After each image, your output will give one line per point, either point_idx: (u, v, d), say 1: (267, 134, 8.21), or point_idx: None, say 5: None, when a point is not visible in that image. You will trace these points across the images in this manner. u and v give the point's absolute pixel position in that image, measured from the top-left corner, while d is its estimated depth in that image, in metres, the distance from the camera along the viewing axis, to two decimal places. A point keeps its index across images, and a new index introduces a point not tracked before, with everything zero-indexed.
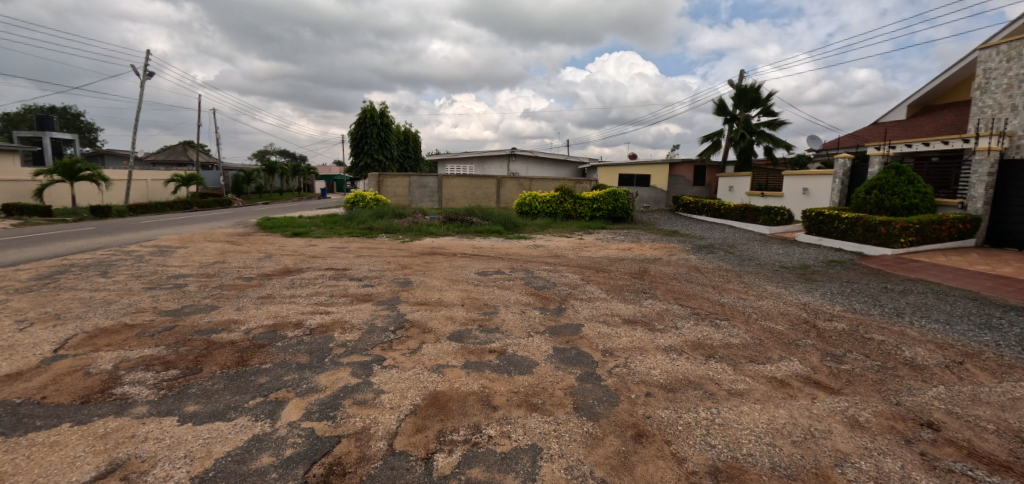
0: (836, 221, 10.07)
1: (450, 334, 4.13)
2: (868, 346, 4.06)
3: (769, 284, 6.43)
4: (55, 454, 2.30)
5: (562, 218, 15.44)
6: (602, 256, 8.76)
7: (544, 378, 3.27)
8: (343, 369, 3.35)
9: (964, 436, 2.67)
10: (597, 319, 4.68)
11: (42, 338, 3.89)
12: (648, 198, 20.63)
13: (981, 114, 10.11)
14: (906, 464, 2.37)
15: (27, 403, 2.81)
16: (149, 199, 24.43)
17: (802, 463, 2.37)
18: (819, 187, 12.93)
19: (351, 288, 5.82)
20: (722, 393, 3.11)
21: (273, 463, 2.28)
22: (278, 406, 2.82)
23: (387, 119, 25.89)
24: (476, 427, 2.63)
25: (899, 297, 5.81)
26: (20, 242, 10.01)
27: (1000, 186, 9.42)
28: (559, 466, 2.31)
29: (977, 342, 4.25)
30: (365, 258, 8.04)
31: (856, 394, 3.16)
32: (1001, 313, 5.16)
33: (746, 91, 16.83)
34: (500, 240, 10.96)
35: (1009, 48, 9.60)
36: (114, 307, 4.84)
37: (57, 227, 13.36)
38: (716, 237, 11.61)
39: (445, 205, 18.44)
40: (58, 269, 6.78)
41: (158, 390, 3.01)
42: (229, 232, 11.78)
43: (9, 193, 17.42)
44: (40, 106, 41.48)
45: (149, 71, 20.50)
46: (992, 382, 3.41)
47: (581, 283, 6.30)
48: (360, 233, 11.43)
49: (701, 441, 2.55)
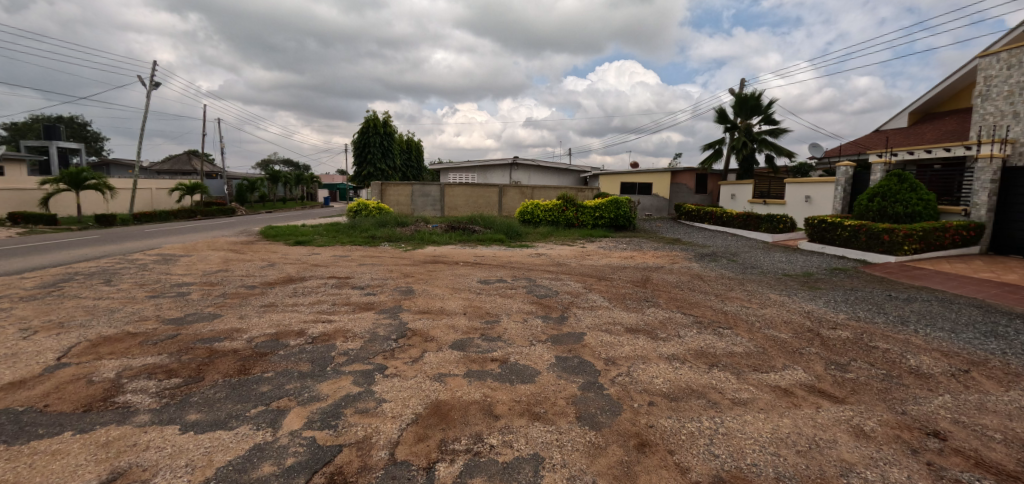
0: (838, 229, 10.05)
1: (452, 342, 4.15)
2: (873, 356, 4.02)
3: (772, 292, 6.40)
4: (58, 463, 2.30)
5: (564, 226, 15.46)
6: (605, 264, 8.79)
7: (546, 387, 3.26)
8: (345, 377, 3.35)
9: (972, 445, 2.63)
10: (600, 328, 4.65)
11: (46, 346, 3.91)
12: (650, 206, 20.86)
13: (983, 122, 10.13)
14: (913, 474, 2.35)
15: (29, 411, 2.82)
16: (153, 207, 24.64)
17: (806, 473, 2.35)
18: (821, 195, 12.93)
19: (353, 296, 5.85)
20: (725, 402, 3.09)
21: (274, 472, 2.28)
22: (279, 415, 2.82)
23: (390, 128, 26.14)
24: (477, 436, 2.62)
25: (903, 305, 5.78)
26: (30, 249, 10.22)
27: (1004, 193, 9.35)
28: (561, 475, 2.29)
29: (982, 350, 4.21)
30: (368, 267, 8.07)
31: (860, 403, 3.13)
32: (1006, 321, 5.10)
33: (747, 99, 16.89)
34: (502, 248, 11.03)
35: (1008, 56, 9.64)
36: (118, 315, 4.86)
37: (74, 234, 13.93)
38: (719, 245, 11.62)
39: (447, 213, 18.48)
40: (63, 277, 6.83)
41: (160, 398, 3.00)
42: (232, 240, 11.86)
43: (15, 202, 17.56)
44: (48, 117, 42.13)
45: (154, 82, 20.90)
46: (999, 390, 3.38)
47: (583, 291, 6.27)
48: (363, 242, 11.50)
49: (705, 451, 2.52)
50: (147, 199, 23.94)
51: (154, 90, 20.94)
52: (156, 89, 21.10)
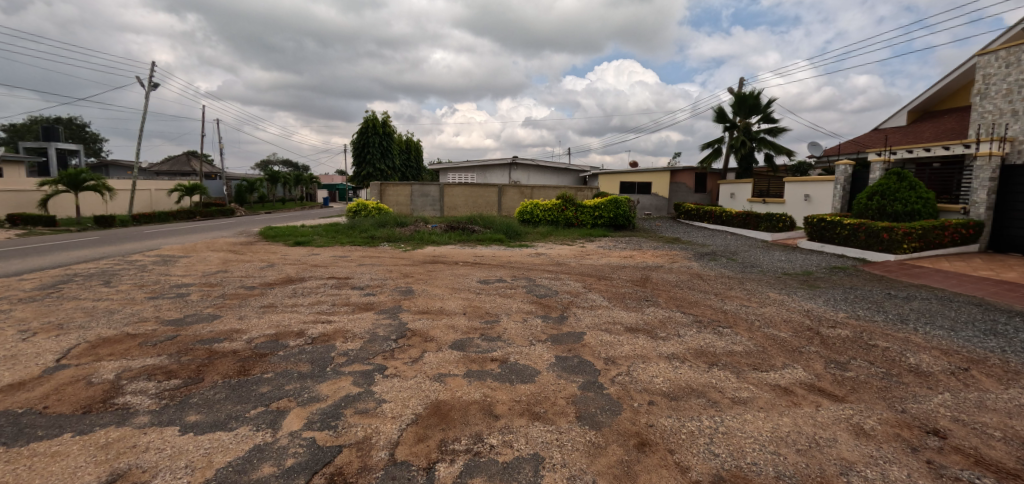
0: (838, 228, 10.05)
1: (452, 342, 4.14)
2: (872, 354, 4.02)
3: (771, 291, 6.41)
4: (57, 465, 2.30)
5: (564, 225, 15.46)
6: (604, 263, 8.80)
7: (546, 387, 3.25)
8: (345, 378, 3.35)
9: (971, 444, 2.64)
10: (600, 327, 4.64)
11: (45, 348, 3.90)
12: (649, 205, 20.87)
13: (982, 120, 10.13)
14: (913, 473, 2.35)
15: (29, 413, 2.81)
16: (152, 208, 24.62)
17: (806, 472, 2.35)
18: (820, 194, 12.94)
19: (353, 296, 5.85)
20: (725, 401, 3.09)
21: (274, 473, 2.28)
22: (279, 415, 2.81)
23: (389, 128, 26.14)
24: (477, 436, 2.62)
25: (903, 303, 5.78)
26: (29, 251, 10.19)
27: (1003, 191, 9.36)
28: (561, 475, 2.29)
29: (982, 348, 4.21)
30: (367, 267, 8.06)
31: (860, 402, 3.14)
32: (1005, 319, 5.10)
33: (745, 98, 16.91)
34: (501, 248, 11.04)
35: (1007, 54, 9.64)
36: (117, 317, 4.84)
37: (74, 236, 13.96)
38: (719, 244, 11.62)
39: (446, 213, 18.49)
40: (63, 279, 6.82)
41: (160, 399, 3.00)
42: (232, 241, 11.88)
43: (14, 204, 17.54)
44: (47, 118, 42.09)
45: (154, 82, 20.89)
46: (998, 388, 3.38)
47: (583, 291, 6.27)
48: (363, 242, 11.49)
49: (705, 450, 2.52)
50: (147, 200, 23.95)
51: (153, 91, 20.95)
52: (156, 90, 21.11)
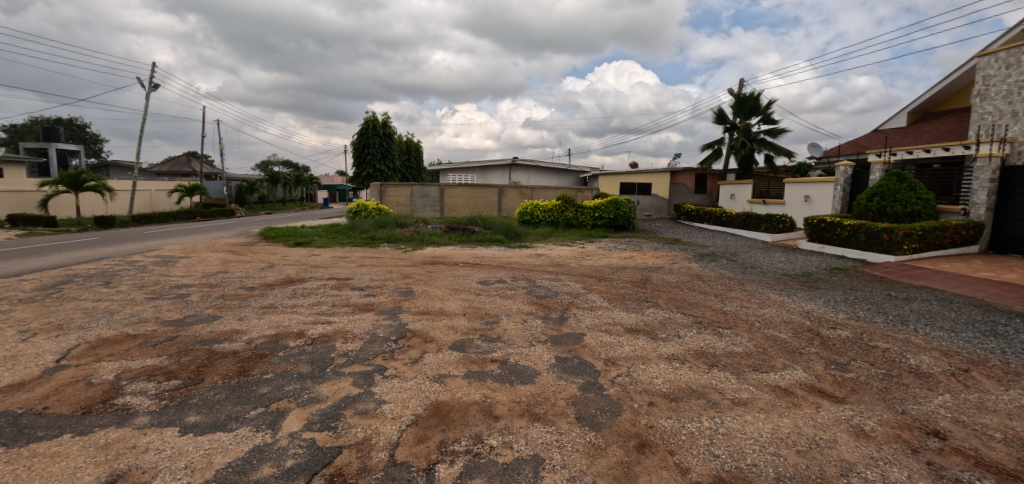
0: (838, 229, 10.05)
1: (452, 343, 4.14)
2: (872, 355, 4.02)
3: (771, 292, 6.41)
4: (57, 466, 2.29)
5: (564, 226, 15.45)
6: (604, 264, 8.80)
7: (546, 388, 3.26)
8: (345, 379, 3.34)
9: (971, 445, 2.63)
10: (600, 328, 4.64)
11: (45, 348, 3.90)
12: (649, 206, 20.86)
13: (982, 121, 10.14)
14: (913, 474, 2.35)
15: (29, 413, 2.81)
16: (153, 209, 24.63)
17: (806, 473, 2.35)
18: (820, 194, 12.93)
19: (353, 297, 5.85)
20: (725, 402, 3.09)
21: (273, 474, 2.27)
22: (279, 416, 2.81)
23: (389, 129, 26.15)
24: (477, 437, 2.62)
25: (903, 304, 5.78)
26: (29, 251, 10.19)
27: (1003, 192, 9.36)
28: (561, 476, 2.29)
29: (982, 349, 4.21)
30: (367, 268, 8.05)
31: (860, 403, 3.13)
32: (1005, 320, 5.10)
33: (746, 99, 16.91)
34: (502, 248, 11.05)
35: (1007, 55, 9.65)
36: (116, 318, 4.83)
37: (74, 236, 13.96)
38: (719, 245, 11.61)
39: (446, 214, 18.49)
40: (63, 279, 6.81)
41: (159, 400, 3.00)
42: (232, 241, 11.89)
43: (14, 204, 17.53)
44: (47, 119, 42.12)
45: (154, 83, 20.89)
46: (999, 389, 3.38)
47: (583, 292, 6.27)
48: (363, 243, 11.49)
49: (705, 452, 2.52)
50: (147, 201, 23.95)
51: (153, 92, 20.95)
52: (156, 91, 21.11)
